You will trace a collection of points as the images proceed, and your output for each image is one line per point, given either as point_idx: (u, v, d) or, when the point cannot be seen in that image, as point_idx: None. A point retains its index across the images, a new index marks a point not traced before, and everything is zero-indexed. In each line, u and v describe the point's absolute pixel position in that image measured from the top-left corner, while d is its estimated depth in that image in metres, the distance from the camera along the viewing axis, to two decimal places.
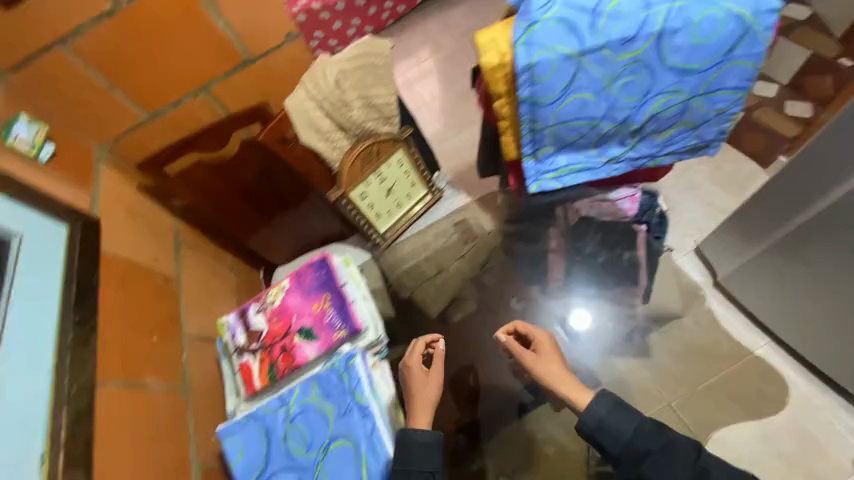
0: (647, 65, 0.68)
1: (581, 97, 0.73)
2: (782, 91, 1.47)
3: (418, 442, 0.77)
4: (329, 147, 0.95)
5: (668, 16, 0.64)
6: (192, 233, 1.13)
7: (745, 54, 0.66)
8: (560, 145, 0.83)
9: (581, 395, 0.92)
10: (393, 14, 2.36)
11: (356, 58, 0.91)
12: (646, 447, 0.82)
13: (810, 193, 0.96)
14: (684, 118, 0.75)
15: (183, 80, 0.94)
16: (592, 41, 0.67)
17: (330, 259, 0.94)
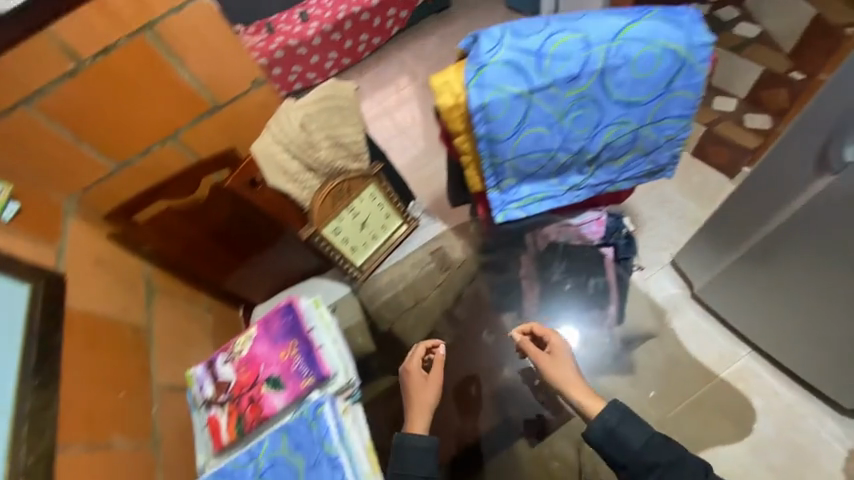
0: (594, 100, 0.71)
1: (536, 132, 0.76)
2: (741, 105, 1.53)
3: (411, 445, 0.90)
4: (298, 187, 0.97)
5: (608, 55, 0.67)
6: (166, 279, 1.13)
7: (685, 85, 0.69)
8: (521, 177, 0.85)
9: (589, 401, 0.92)
10: (368, 47, 2.63)
11: (322, 99, 0.93)
12: (656, 461, 0.82)
13: (771, 206, 0.99)
14: (636, 146, 0.78)
15: (151, 131, 0.96)
16: (539, 80, 0.70)
17: (297, 304, 0.91)
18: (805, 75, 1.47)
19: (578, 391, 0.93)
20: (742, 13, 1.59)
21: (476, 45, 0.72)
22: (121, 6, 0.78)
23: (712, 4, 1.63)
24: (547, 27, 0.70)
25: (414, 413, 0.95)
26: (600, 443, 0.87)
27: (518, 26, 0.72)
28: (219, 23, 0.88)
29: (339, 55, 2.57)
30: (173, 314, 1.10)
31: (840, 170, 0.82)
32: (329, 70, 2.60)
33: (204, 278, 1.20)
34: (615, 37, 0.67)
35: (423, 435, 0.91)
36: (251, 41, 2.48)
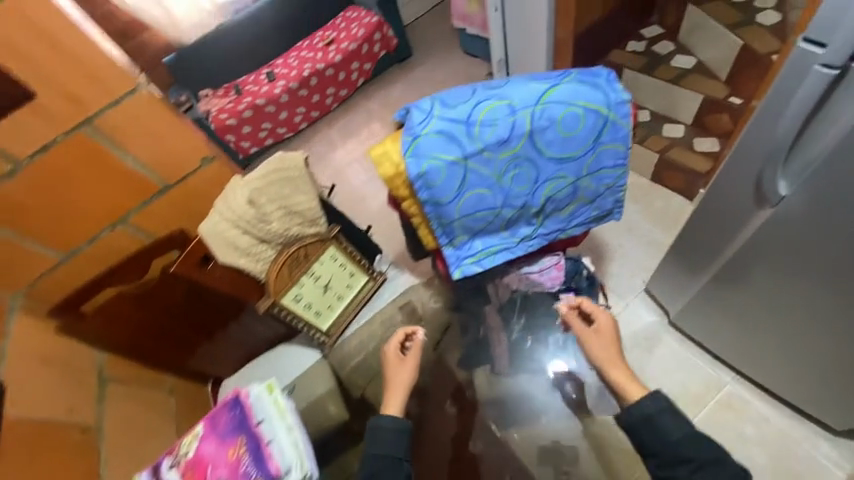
0: (528, 159, 0.73)
1: (477, 192, 0.77)
2: (689, 130, 1.62)
3: (382, 427, 0.85)
4: (251, 261, 0.95)
5: (533, 118, 0.70)
6: (123, 365, 1.09)
7: (612, 139, 0.72)
8: (472, 233, 0.85)
9: (631, 384, 0.84)
10: (336, 99, 2.69)
11: (271, 171, 0.93)
12: (692, 459, 0.73)
13: (723, 235, 1.01)
14: (578, 196, 0.79)
15: (100, 217, 0.95)
16: (472, 145, 0.72)
17: (244, 396, 0.87)
18: (744, 99, 1.52)
19: (616, 366, 0.87)
20: (677, 46, 1.70)
21: (409, 117, 0.74)
22: (56, 106, 0.79)
23: (649, 40, 1.74)
24: (474, 96, 0.73)
25: (395, 397, 0.93)
26: (635, 427, 0.79)
27: (447, 96, 0.75)
28: (162, 109, 0.89)
29: (308, 109, 2.62)
30: (128, 403, 1.06)
31: (776, 203, 0.83)
32: (299, 124, 2.65)
33: (166, 356, 1.16)
34: (539, 101, 0.70)
35: (397, 417, 0.87)
36: (219, 104, 2.50)
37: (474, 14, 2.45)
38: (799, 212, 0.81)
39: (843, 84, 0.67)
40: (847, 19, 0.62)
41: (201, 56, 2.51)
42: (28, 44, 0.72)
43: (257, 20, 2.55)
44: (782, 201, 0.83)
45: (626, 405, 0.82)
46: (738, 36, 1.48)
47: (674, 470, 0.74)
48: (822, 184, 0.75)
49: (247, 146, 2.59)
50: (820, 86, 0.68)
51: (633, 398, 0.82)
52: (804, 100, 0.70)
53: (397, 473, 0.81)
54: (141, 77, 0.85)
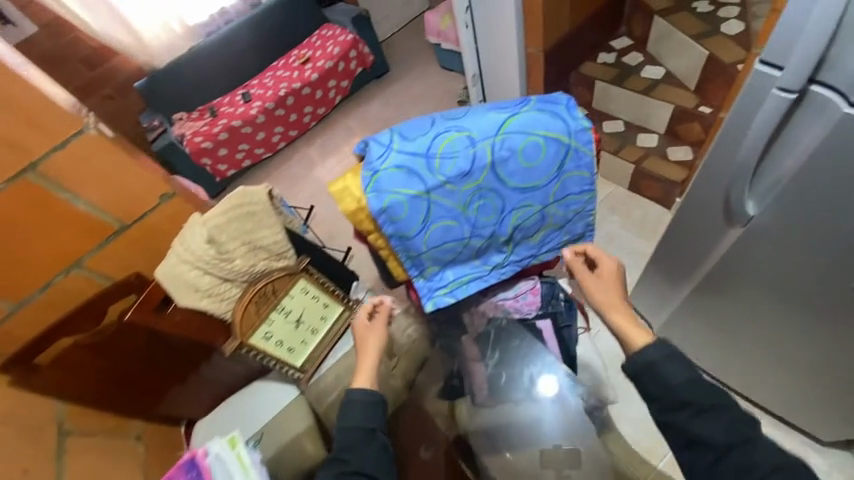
0: (493, 189, 0.72)
1: (443, 224, 0.74)
2: (662, 139, 1.65)
3: (352, 399, 0.79)
4: (214, 301, 0.91)
5: (494, 149, 0.69)
6: (85, 416, 1.02)
7: (576, 165, 0.72)
8: (442, 263, 0.81)
9: (634, 328, 0.72)
10: (314, 116, 2.66)
11: (234, 207, 0.90)
12: (692, 401, 0.64)
13: (697, 254, 1.00)
14: (547, 222, 0.78)
15: (50, 263, 0.89)
16: (434, 178, 0.70)
17: (203, 457, 0.71)
18: (714, 108, 1.51)
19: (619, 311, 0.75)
20: (645, 57, 1.72)
21: (367, 152, 0.72)
22: None
23: (618, 52, 1.76)
24: (433, 129, 0.72)
25: (364, 365, 0.86)
26: (635, 374, 0.68)
27: (405, 129, 0.74)
28: (113, 149, 0.86)
29: (286, 128, 2.58)
30: (91, 457, 0.97)
31: (745, 222, 0.83)
32: (277, 143, 2.60)
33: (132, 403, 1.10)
34: (498, 132, 0.70)
35: (369, 389, 0.80)
36: (193, 127, 2.44)
37: (448, 30, 2.47)
38: (772, 226, 0.80)
39: (801, 106, 0.67)
40: (803, 40, 0.61)
41: (174, 79, 2.46)
42: None
43: (230, 41, 2.52)
44: (751, 220, 0.82)
45: (629, 354, 0.70)
46: (704, 46, 1.48)
47: (674, 416, 0.65)
48: (792, 199, 0.74)
49: (224, 169, 2.51)
50: (780, 110, 0.67)
51: (635, 344, 0.70)
52: (765, 123, 0.69)
53: (367, 446, 0.75)
54: (87, 118, 0.82)
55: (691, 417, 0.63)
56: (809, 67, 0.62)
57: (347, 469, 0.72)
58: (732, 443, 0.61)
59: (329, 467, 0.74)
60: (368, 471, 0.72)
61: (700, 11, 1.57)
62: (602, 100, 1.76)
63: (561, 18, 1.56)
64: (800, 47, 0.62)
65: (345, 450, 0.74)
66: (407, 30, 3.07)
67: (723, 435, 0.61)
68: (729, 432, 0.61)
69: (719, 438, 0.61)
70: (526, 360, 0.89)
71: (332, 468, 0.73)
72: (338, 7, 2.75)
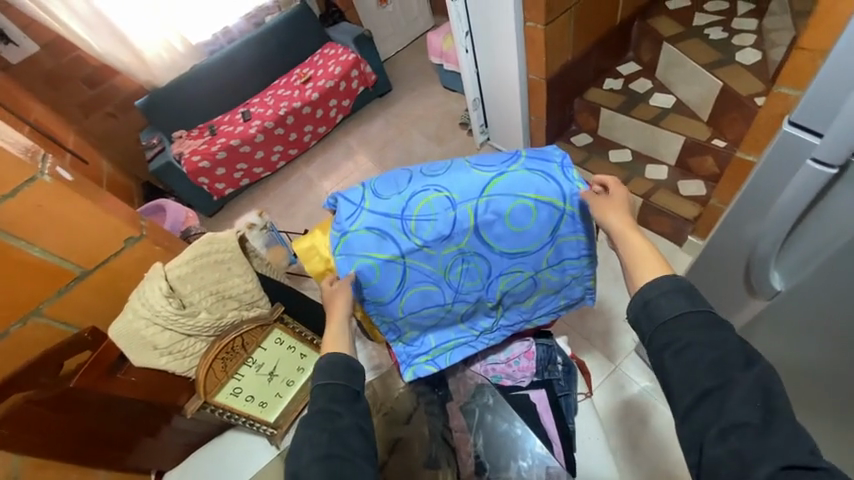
0: (478, 254, 0.66)
1: (421, 289, 0.67)
2: (673, 172, 1.56)
3: (332, 361, 0.63)
4: (175, 358, 0.84)
5: (477, 212, 0.63)
6: (45, 470, 0.94)
7: (571, 230, 0.66)
8: (423, 328, 0.73)
9: (651, 260, 0.61)
10: (315, 135, 2.62)
11: (199, 256, 0.83)
12: (676, 335, 0.53)
13: (730, 301, 0.92)
14: (539, 287, 0.72)
15: (6, 312, 0.83)
16: (410, 242, 0.63)
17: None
18: (729, 142, 1.41)
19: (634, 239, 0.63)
20: (654, 84, 1.64)
21: (336, 210, 0.64)
22: None
23: (625, 78, 1.68)
24: (409, 186, 0.64)
25: (335, 330, 0.66)
26: (632, 318, 0.58)
27: (379, 185, 0.66)
28: (71, 195, 0.80)
29: (285, 147, 2.53)
30: None
31: (771, 296, 0.77)
32: (277, 163, 2.56)
33: (96, 460, 1.01)
34: (483, 193, 0.63)
35: (352, 357, 0.64)
36: (192, 146, 2.41)
37: (450, 51, 2.42)
38: (807, 287, 0.70)
39: (841, 180, 0.60)
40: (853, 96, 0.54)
41: (174, 97, 2.43)
42: None
43: (232, 60, 2.50)
44: (777, 296, 0.76)
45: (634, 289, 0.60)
46: (717, 76, 1.39)
47: (655, 358, 0.55)
48: None
49: (222, 188, 2.46)
50: (816, 184, 0.62)
51: (644, 281, 0.59)
52: (799, 194, 0.64)
53: (357, 403, 0.61)
54: (42, 165, 0.76)
55: (670, 356, 0.53)
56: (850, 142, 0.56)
57: (337, 428, 0.56)
58: (717, 388, 0.49)
59: (311, 424, 0.57)
60: (362, 429, 0.58)
61: (713, 38, 1.49)
62: (608, 128, 1.68)
63: (565, 45, 1.49)
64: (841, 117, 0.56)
65: (334, 402, 0.59)
66: (411, 48, 3.04)
67: (705, 374, 0.50)
68: (710, 372, 0.49)
69: (696, 380, 0.50)
70: (515, 451, 0.73)
71: (316, 425, 0.57)
72: (341, 26, 2.73)
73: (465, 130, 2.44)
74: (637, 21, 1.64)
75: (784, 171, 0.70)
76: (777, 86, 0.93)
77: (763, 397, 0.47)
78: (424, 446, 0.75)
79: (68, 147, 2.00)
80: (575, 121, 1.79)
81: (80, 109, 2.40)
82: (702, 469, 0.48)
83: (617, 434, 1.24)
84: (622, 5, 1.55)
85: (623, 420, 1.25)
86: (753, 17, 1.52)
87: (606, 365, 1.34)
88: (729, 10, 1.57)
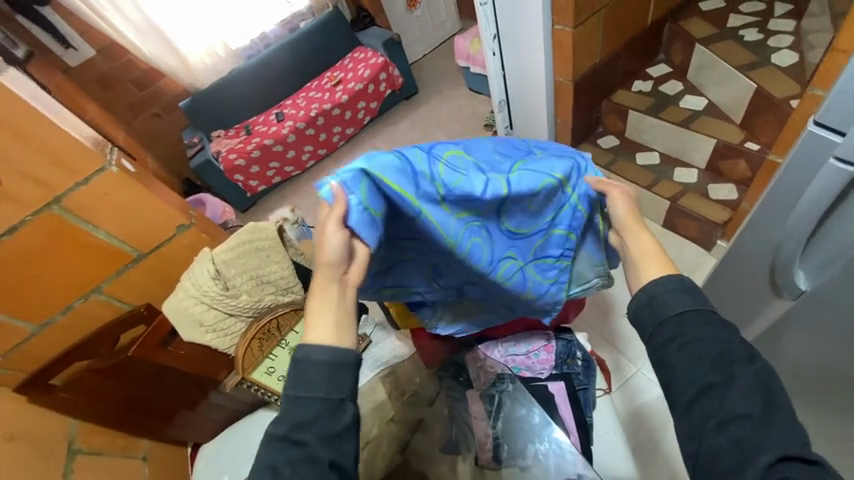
0: (486, 227, 0.67)
1: (417, 232, 0.64)
2: (703, 176, 1.54)
3: (312, 362, 0.56)
4: (219, 337, 0.91)
5: (508, 184, 0.63)
6: (97, 433, 1.05)
7: (568, 227, 0.71)
8: (386, 266, 0.70)
9: (657, 261, 0.62)
10: (344, 136, 2.72)
11: (242, 243, 0.91)
12: (682, 330, 0.55)
13: (757, 302, 0.90)
14: (525, 287, 0.75)
15: (72, 289, 0.93)
16: (432, 186, 0.60)
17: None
18: (763, 145, 1.37)
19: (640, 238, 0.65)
20: (685, 86, 1.62)
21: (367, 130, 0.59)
22: (19, 190, 0.78)
23: (655, 80, 1.67)
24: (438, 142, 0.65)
25: (319, 305, 0.59)
26: (635, 313, 0.60)
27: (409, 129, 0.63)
28: (132, 185, 0.89)
29: (315, 147, 2.64)
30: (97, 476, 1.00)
31: (796, 295, 0.77)
32: (307, 162, 2.68)
33: (140, 428, 1.10)
34: (513, 168, 0.66)
35: (337, 346, 0.57)
36: (229, 145, 2.55)
37: (477, 54, 2.46)
38: (832, 285, 0.70)
39: None
40: None
41: (215, 100, 2.59)
42: (5, 142, 0.74)
43: (269, 63, 2.63)
44: (802, 293, 0.76)
45: (640, 286, 0.61)
46: (750, 78, 1.36)
47: (660, 351, 0.56)
48: None
49: (255, 185, 2.59)
50: (837, 184, 0.61)
51: (647, 279, 0.61)
52: (819, 194, 0.64)
53: (335, 423, 0.55)
54: (109, 156, 0.85)
55: (673, 351, 0.54)
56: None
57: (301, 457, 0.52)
58: (720, 383, 0.50)
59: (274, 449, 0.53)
60: (332, 465, 0.53)
61: (747, 40, 1.46)
62: (635, 130, 1.67)
63: (593, 48, 1.50)
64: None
65: (301, 430, 0.53)
66: (439, 52, 3.10)
67: (708, 370, 0.51)
68: (714, 366, 0.51)
69: (701, 375, 0.51)
70: (532, 435, 0.77)
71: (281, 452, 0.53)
72: (371, 30, 2.82)
73: (489, 132, 2.47)
74: (669, 23, 1.63)
75: (805, 172, 0.70)
76: (810, 88, 0.91)
77: (763, 393, 0.49)
78: (441, 424, 0.80)
79: (117, 144, 2.16)
80: (601, 123, 1.79)
81: (131, 110, 2.61)
82: (698, 459, 0.50)
83: (635, 436, 1.23)
84: (653, 7, 1.54)
85: (641, 424, 1.24)
86: (792, 18, 1.48)
87: (626, 367, 1.34)
88: (766, 11, 1.53)
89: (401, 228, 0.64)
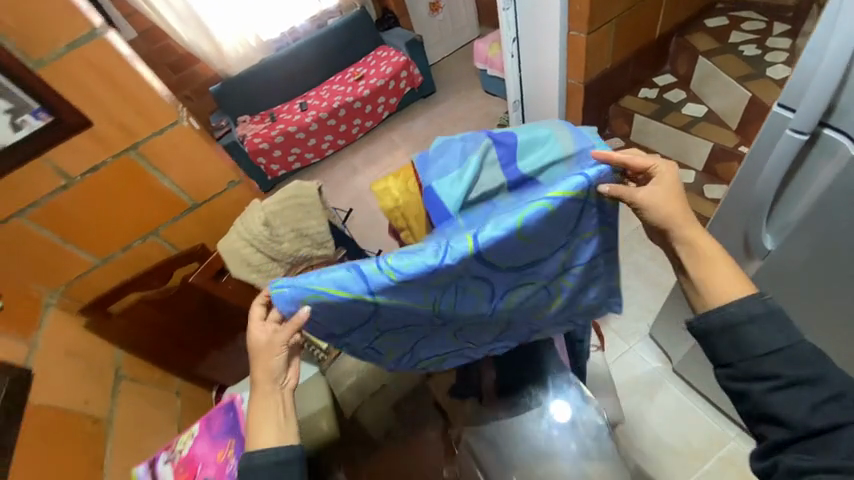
0: (475, 275, 0.57)
1: (401, 316, 0.61)
2: (700, 176, 1.67)
3: (254, 469, 0.62)
4: (262, 277, 1.05)
5: (478, 237, 0.53)
6: (139, 365, 1.17)
7: (590, 227, 0.60)
8: (408, 349, 0.71)
9: (727, 274, 0.63)
10: (363, 129, 2.86)
11: (288, 197, 1.03)
12: (777, 372, 0.56)
13: None
14: (555, 299, 0.68)
15: (134, 229, 1.06)
16: (382, 274, 0.53)
17: (239, 402, 0.87)
18: None
19: (701, 241, 0.64)
20: (688, 95, 1.75)
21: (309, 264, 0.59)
22: (108, 134, 0.91)
23: (660, 88, 1.81)
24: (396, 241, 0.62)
25: (258, 412, 0.65)
26: (710, 338, 0.61)
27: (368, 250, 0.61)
28: (197, 140, 1.02)
29: (335, 137, 2.78)
30: (139, 403, 1.12)
31: (764, 255, 0.88)
32: (326, 150, 2.80)
33: (176, 362, 1.22)
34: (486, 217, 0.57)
35: (279, 446, 0.63)
36: (254, 129, 2.70)
37: (495, 57, 2.60)
38: (798, 251, 0.82)
39: (815, 146, 0.72)
40: (819, 71, 0.65)
41: (245, 86, 2.75)
42: (103, 93, 0.87)
43: (297, 54, 2.79)
44: (769, 254, 0.87)
45: (707, 307, 0.63)
46: (747, 89, 1.49)
47: (749, 385, 0.58)
48: (818, 225, 0.76)
49: (276, 169, 2.76)
50: (794, 148, 0.73)
51: (724, 299, 0.62)
52: (779, 161, 0.75)
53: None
54: (181, 112, 0.98)
55: (767, 391, 0.56)
56: (816, 111, 0.67)
57: None
58: (820, 428, 0.54)
59: None
60: None
61: (747, 54, 1.59)
62: (640, 133, 1.79)
63: (605, 54, 1.64)
64: (811, 91, 0.67)
65: None
66: (457, 55, 3.25)
67: (807, 414, 0.54)
68: (814, 413, 0.54)
69: (801, 419, 0.54)
70: (531, 365, 0.95)
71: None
72: (395, 31, 2.98)
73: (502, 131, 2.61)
74: (676, 36, 1.77)
75: (763, 147, 0.81)
76: None
77: None
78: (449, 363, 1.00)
79: None
80: (609, 126, 1.91)
81: None
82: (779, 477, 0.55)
83: (628, 404, 1.34)
84: (662, 21, 1.68)
85: (632, 394, 1.35)
86: (788, 37, 1.62)
87: (619, 344, 1.45)
88: (765, 29, 1.66)
89: (383, 320, 0.61)
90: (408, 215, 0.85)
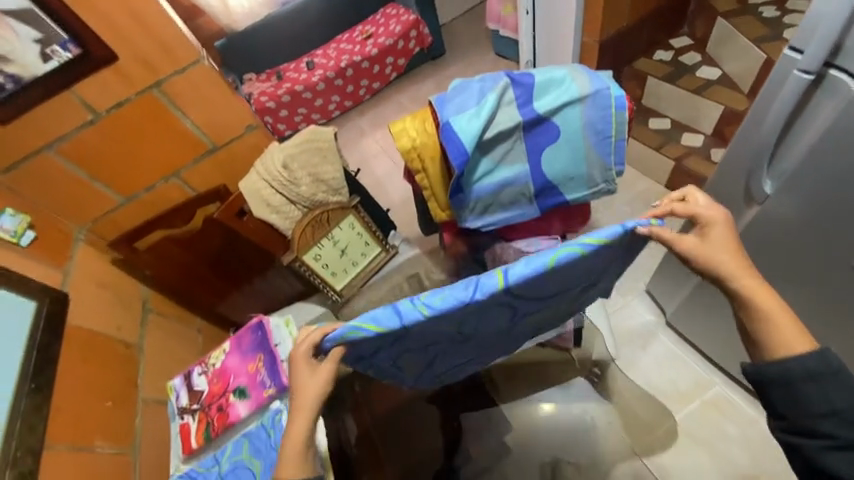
0: (503, 303, 0.60)
1: (426, 338, 0.64)
2: (708, 141, 1.68)
3: None
4: (280, 217, 1.11)
5: (508, 275, 0.54)
6: (162, 302, 1.23)
7: (608, 257, 0.63)
8: (427, 360, 0.76)
9: (790, 330, 0.63)
10: (370, 90, 2.81)
11: (306, 140, 1.07)
12: (837, 435, 0.60)
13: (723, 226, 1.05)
14: (564, 305, 0.74)
15: (156, 169, 1.09)
16: (414, 309, 0.54)
17: (266, 322, 0.98)
18: None
19: (763, 297, 0.64)
20: (703, 58, 1.73)
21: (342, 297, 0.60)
22: (132, 69, 0.93)
23: (676, 51, 1.78)
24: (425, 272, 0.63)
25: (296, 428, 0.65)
26: (767, 399, 0.65)
27: None
28: (216, 81, 1.03)
29: (342, 98, 2.74)
30: (164, 335, 1.19)
31: (762, 200, 0.92)
32: (333, 112, 2.77)
33: (196, 302, 1.28)
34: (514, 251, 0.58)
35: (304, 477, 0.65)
36: (261, 88, 2.67)
37: (508, 17, 2.53)
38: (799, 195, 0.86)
39: (819, 88, 0.76)
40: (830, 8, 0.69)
41: (251, 42, 2.69)
42: (126, 26, 0.88)
43: (305, 9, 2.71)
44: (767, 198, 0.92)
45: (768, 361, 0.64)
46: (762, 51, 1.48)
47: (803, 440, 0.62)
48: (816, 166, 0.81)
49: (283, 129, 2.76)
50: (800, 89, 0.76)
51: (784, 354, 0.63)
52: (785, 103, 0.79)
53: None
54: (202, 53, 0.99)
55: (824, 452, 0.60)
56: (823, 49, 0.71)
57: None
58: None
59: None
60: None
61: (766, 16, 1.57)
62: (652, 97, 1.78)
63: (622, 12, 1.61)
64: (822, 30, 0.71)
65: None
66: (469, 16, 3.16)
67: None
68: None
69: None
70: None
71: None
72: None
73: None
74: None
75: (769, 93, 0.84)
76: None
77: None
78: None
79: None
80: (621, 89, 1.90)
81: None
82: None
83: (624, 352, 1.42)
84: None
85: (627, 343, 1.43)
86: None
87: (617, 299, 1.51)
88: None
89: (411, 342, 0.64)
90: (425, 155, 0.86)
